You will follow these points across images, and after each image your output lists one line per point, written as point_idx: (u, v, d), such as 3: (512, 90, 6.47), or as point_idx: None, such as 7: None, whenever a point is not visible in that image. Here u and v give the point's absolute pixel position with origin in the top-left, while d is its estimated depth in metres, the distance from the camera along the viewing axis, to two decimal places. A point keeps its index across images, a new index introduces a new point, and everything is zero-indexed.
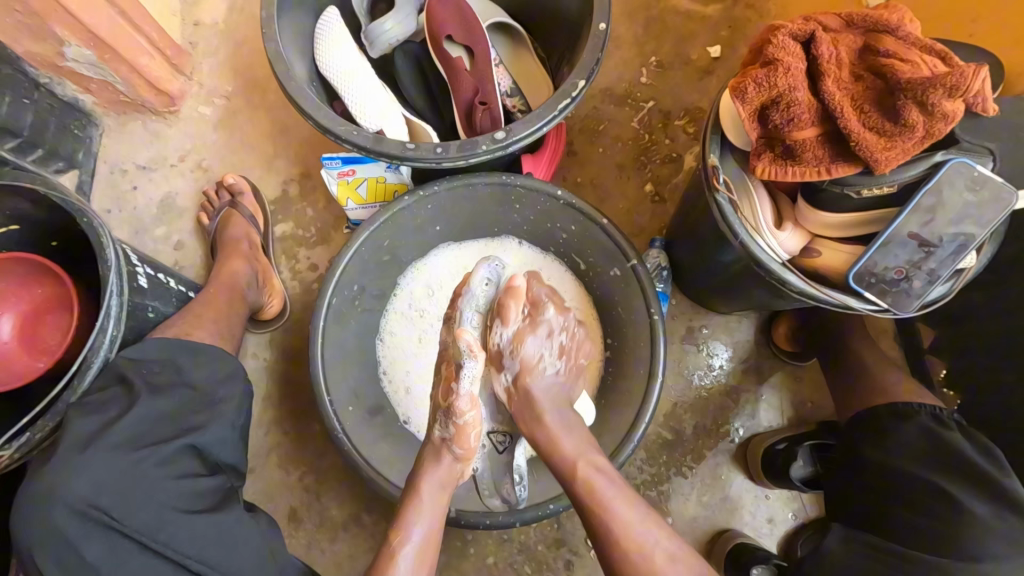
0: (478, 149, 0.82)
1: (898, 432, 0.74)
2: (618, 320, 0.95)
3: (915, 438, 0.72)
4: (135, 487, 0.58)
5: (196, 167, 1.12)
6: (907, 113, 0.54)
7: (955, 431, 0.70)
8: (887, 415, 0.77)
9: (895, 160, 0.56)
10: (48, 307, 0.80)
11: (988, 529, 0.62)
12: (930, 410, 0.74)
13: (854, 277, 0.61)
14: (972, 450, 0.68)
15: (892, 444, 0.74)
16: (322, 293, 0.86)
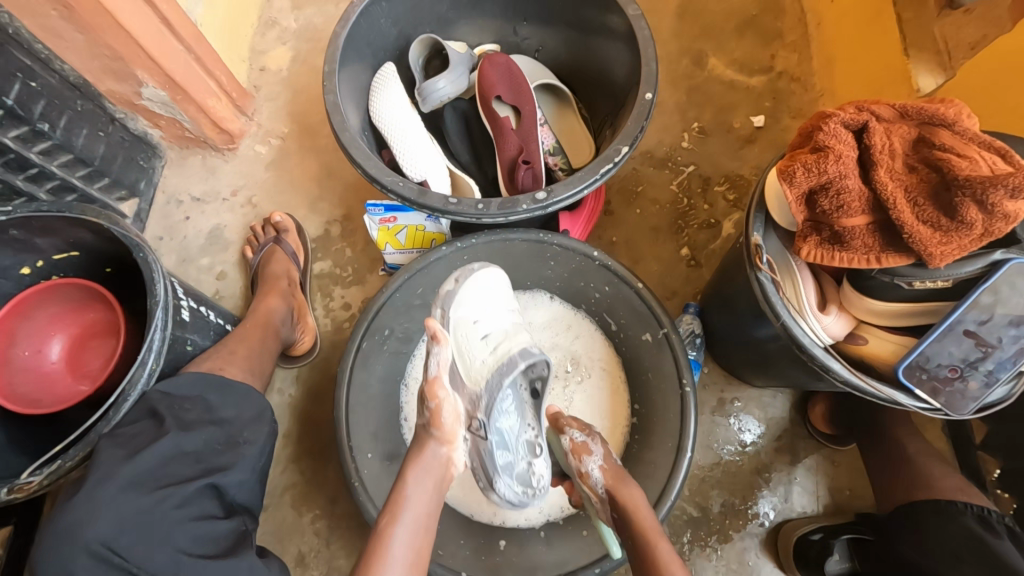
0: (519, 207, 0.84)
1: (942, 532, 0.70)
2: (647, 386, 0.93)
3: (960, 540, 0.67)
4: (155, 528, 0.57)
5: (246, 202, 1.17)
6: (965, 211, 0.52)
7: (1003, 539, 0.65)
8: (932, 513, 0.72)
9: (951, 256, 0.54)
10: (93, 335, 0.84)
11: None
12: (976, 511, 0.69)
13: (904, 370, 0.58)
14: (1019, 558, 0.63)
15: (938, 544, 0.69)
16: (353, 335, 0.87)
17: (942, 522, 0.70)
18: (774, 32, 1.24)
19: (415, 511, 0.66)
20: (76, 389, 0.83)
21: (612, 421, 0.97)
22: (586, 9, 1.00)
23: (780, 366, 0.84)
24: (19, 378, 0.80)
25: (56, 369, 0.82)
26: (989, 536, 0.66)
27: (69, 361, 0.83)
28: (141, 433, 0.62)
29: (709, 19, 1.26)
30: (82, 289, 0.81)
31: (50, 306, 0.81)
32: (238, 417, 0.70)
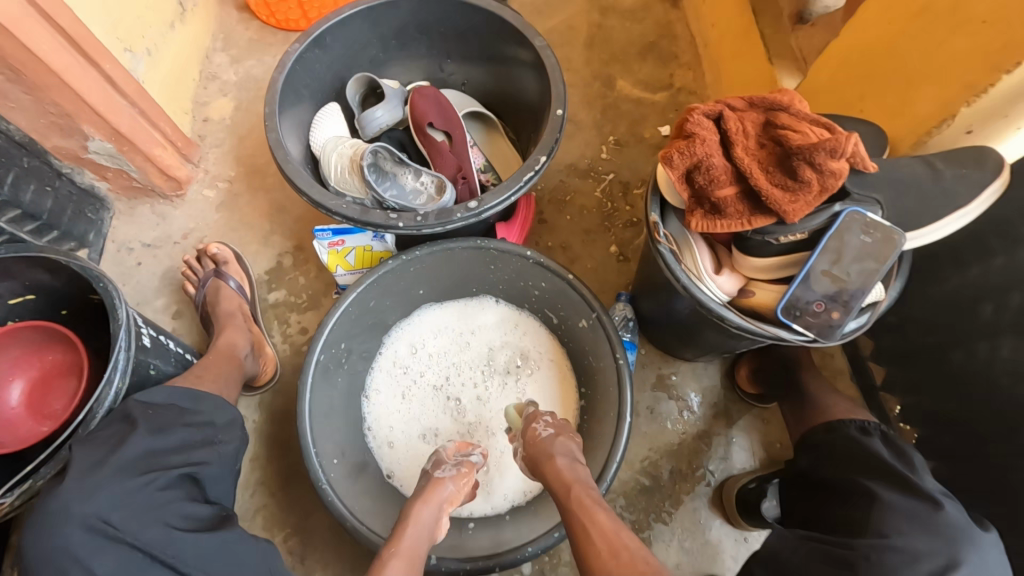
0: (454, 217, 0.93)
1: (831, 446, 0.79)
2: (589, 369, 1.02)
3: (845, 447, 0.77)
4: (142, 507, 0.62)
5: (198, 243, 1.22)
6: (803, 173, 0.65)
7: (875, 437, 0.75)
8: (823, 432, 0.82)
9: (800, 212, 0.66)
10: (55, 374, 0.86)
11: (890, 510, 0.64)
12: (856, 422, 0.79)
13: (782, 311, 0.70)
14: (886, 453, 0.72)
15: (828, 456, 0.78)
16: (311, 348, 0.92)
17: (831, 436, 0.80)
18: (670, 54, 1.42)
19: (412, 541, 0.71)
20: (37, 430, 0.83)
21: (563, 406, 1.05)
22: (501, 43, 1.13)
23: (698, 333, 0.95)
24: None
25: (16, 412, 0.84)
26: (865, 441, 0.75)
27: (30, 403, 0.85)
28: (120, 438, 0.65)
29: (614, 47, 1.43)
30: (42, 332, 0.85)
31: (12, 349, 0.84)
32: (203, 425, 0.74)
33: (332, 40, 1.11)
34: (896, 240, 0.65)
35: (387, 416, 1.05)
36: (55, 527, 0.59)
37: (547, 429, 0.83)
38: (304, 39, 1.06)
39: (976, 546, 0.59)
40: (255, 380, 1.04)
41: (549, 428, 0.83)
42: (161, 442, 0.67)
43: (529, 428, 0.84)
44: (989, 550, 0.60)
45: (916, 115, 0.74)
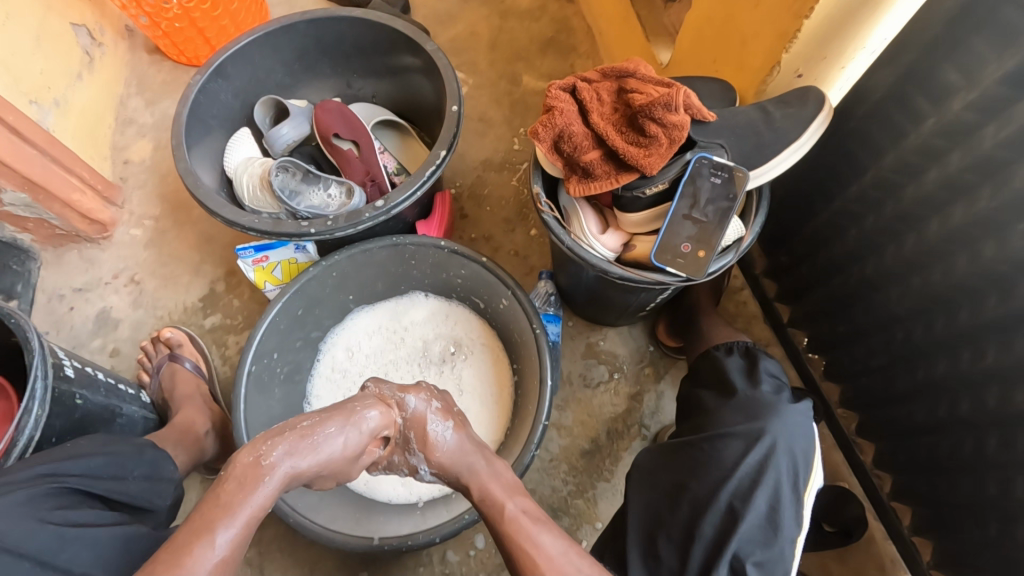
0: (364, 216, 0.98)
1: (695, 366, 0.84)
2: (516, 345, 1.07)
3: (704, 365, 0.82)
4: (27, 514, 0.59)
5: (129, 282, 1.24)
6: (650, 128, 0.72)
7: (732, 352, 0.80)
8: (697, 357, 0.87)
9: (655, 163, 0.73)
10: None
11: (721, 415, 0.71)
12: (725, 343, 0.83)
13: (657, 255, 0.76)
14: (735, 367, 0.78)
15: (695, 374, 0.83)
16: (242, 361, 0.95)
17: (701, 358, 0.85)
18: (568, 46, 1.50)
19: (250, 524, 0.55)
20: None
21: (499, 385, 1.11)
22: (396, 53, 1.20)
23: (608, 297, 1.00)
24: None
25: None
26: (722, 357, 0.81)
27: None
28: (57, 451, 0.68)
29: (515, 46, 1.50)
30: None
31: None
32: (135, 439, 0.76)
33: (233, 69, 1.16)
34: (743, 177, 0.73)
35: None
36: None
37: (444, 426, 0.69)
38: (204, 70, 1.11)
39: (781, 417, 0.68)
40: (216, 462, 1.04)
41: (447, 425, 0.69)
42: (73, 465, 0.67)
43: (416, 421, 0.69)
44: (796, 421, 0.68)
45: (749, 68, 0.83)
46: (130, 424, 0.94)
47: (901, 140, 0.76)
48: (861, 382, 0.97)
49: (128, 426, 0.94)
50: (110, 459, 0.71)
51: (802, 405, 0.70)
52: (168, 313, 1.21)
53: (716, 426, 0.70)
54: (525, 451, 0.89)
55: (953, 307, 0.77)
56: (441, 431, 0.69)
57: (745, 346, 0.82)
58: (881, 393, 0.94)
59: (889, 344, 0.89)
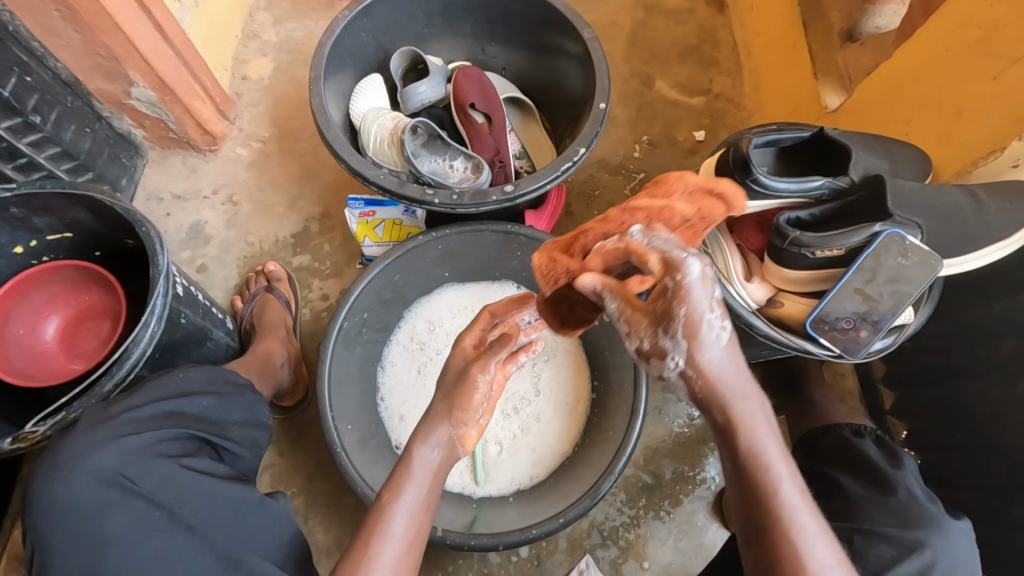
0: (489, 199, 0.94)
1: (818, 439, 0.81)
2: (604, 363, 1.02)
3: (834, 443, 0.78)
4: (147, 461, 0.58)
5: (226, 200, 1.22)
6: None
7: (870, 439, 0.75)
8: (818, 432, 0.82)
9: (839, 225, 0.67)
10: (91, 316, 0.86)
11: (867, 505, 0.67)
12: (852, 425, 0.79)
13: (811, 324, 0.72)
14: (872, 449, 0.74)
15: (817, 449, 0.79)
16: (335, 316, 0.94)
17: (824, 434, 0.81)
18: (711, 59, 1.41)
19: (420, 484, 0.58)
20: (69, 368, 0.84)
21: (574, 396, 1.06)
22: (548, 31, 1.13)
23: None
24: (15, 355, 0.82)
25: (49, 347, 0.84)
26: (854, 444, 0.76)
27: (61, 342, 0.85)
28: (163, 383, 0.66)
29: (655, 46, 1.42)
30: (83, 273, 0.84)
31: (51, 285, 0.83)
32: (235, 381, 0.73)
33: (380, 10, 1.11)
34: (934, 266, 0.67)
35: (399, 389, 1.06)
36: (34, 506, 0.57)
37: (720, 326, 0.47)
38: (353, 7, 1.06)
39: (943, 534, 0.63)
40: (281, 401, 1.02)
41: (725, 326, 0.47)
42: (177, 406, 0.65)
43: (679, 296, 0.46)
44: (958, 541, 0.63)
45: (960, 142, 0.75)
46: (216, 350, 0.93)
47: None
48: (960, 497, 0.89)
49: (214, 351, 0.92)
50: (219, 402, 0.69)
51: (964, 524, 0.64)
52: (259, 242, 1.19)
53: (859, 515, 0.66)
54: (604, 480, 0.86)
55: None
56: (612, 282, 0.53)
57: (875, 434, 0.77)
58: (983, 515, 0.85)
59: (1013, 470, 0.82)
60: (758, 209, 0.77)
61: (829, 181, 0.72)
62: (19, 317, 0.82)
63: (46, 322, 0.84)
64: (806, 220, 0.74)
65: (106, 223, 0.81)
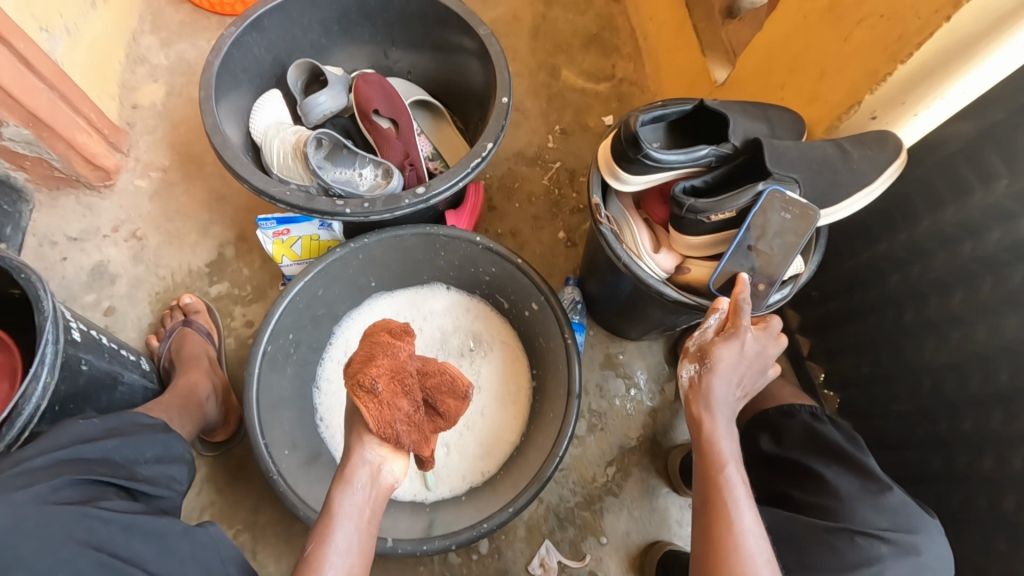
0: (402, 203, 0.93)
1: (784, 426, 0.85)
2: (540, 350, 1.05)
3: (799, 431, 0.83)
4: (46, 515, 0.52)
5: (130, 235, 1.15)
6: None
7: (828, 424, 0.83)
8: (776, 414, 0.88)
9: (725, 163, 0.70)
10: None
11: (856, 502, 0.72)
12: (807, 408, 0.86)
13: (714, 284, 0.77)
14: (840, 439, 0.80)
15: (784, 437, 0.84)
16: (257, 340, 0.90)
17: (784, 418, 0.86)
18: (612, 46, 1.46)
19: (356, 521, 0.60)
20: None
21: (516, 385, 1.08)
22: (445, 31, 1.14)
23: (640, 308, 0.98)
24: None
25: None
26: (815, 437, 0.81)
27: None
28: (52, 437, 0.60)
29: (557, 38, 1.45)
30: None
31: None
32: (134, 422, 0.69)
33: (270, 23, 1.08)
34: (812, 217, 0.73)
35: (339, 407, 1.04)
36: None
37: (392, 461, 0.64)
38: (240, 22, 1.03)
39: (929, 536, 0.70)
40: (213, 436, 0.98)
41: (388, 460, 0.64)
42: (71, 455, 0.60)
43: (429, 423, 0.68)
44: (937, 540, 0.70)
45: (828, 100, 0.81)
46: (131, 393, 0.87)
47: (965, 197, 0.78)
48: (876, 424, 0.97)
49: (129, 395, 0.87)
50: (125, 442, 0.66)
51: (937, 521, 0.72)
52: (171, 275, 1.13)
53: (847, 514, 0.71)
54: (548, 463, 0.87)
55: (990, 367, 0.79)
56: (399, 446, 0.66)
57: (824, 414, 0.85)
58: (896, 438, 0.93)
59: (914, 393, 0.90)
60: (658, 180, 0.80)
61: (715, 148, 0.77)
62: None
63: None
64: (700, 186, 0.79)
65: None
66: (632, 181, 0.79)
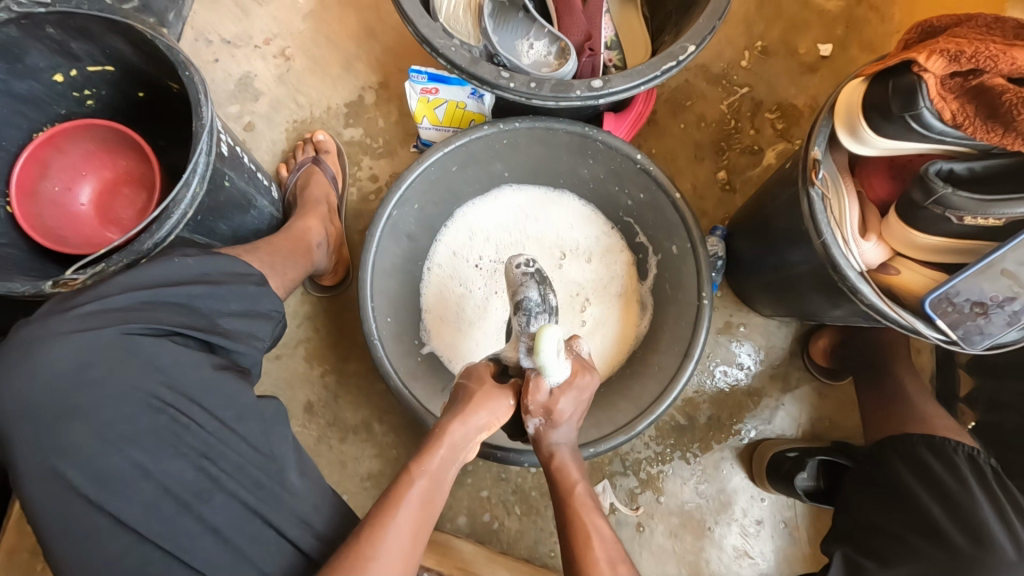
0: (571, 93, 0.80)
1: (927, 462, 0.72)
2: (665, 297, 0.95)
3: (945, 473, 0.70)
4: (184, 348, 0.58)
5: (278, 53, 1.11)
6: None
7: (988, 474, 0.69)
8: (924, 446, 0.74)
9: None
10: (128, 182, 0.83)
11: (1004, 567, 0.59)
12: (966, 450, 0.71)
13: (929, 302, 0.60)
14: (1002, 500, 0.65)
15: (927, 472, 0.71)
16: (384, 203, 0.87)
17: (930, 452, 0.73)
18: None
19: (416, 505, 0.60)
20: (103, 235, 0.82)
21: (622, 326, 0.99)
22: None
23: (801, 293, 0.84)
24: (47, 210, 0.78)
25: (86, 212, 0.82)
26: (963, 488, 0.67)
27: (98, 206, 0.83)
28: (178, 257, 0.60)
29: None
30: (117, 133, 0.80)
31: (85, 143, 0.80)
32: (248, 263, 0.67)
33: None
34: None
35: (442, 294, 1.01)
36: (49, 341, 0.54)
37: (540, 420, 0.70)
38: None
39: None
40: (322, 279, 0.99)
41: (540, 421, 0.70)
42: (222, 265, 0.64)
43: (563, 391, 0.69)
44: None
45: None
46: (259, 219, 0.88)
47: None
48: None
49: (257, 221, 0.88)
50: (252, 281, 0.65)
51: None
52: (310, 106, 1.10)
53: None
54: (641, 419, 0.82)
55: None
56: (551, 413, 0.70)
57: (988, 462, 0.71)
58: None
59: None
60: (904, 150, 0.62)
61: None
62: (54, 173, 0.79)
63: (83, 184, 0.81)
64: (959, 174, 0.61)
65: (151, 61, 0.73)
66: (870, 143, 0.63)
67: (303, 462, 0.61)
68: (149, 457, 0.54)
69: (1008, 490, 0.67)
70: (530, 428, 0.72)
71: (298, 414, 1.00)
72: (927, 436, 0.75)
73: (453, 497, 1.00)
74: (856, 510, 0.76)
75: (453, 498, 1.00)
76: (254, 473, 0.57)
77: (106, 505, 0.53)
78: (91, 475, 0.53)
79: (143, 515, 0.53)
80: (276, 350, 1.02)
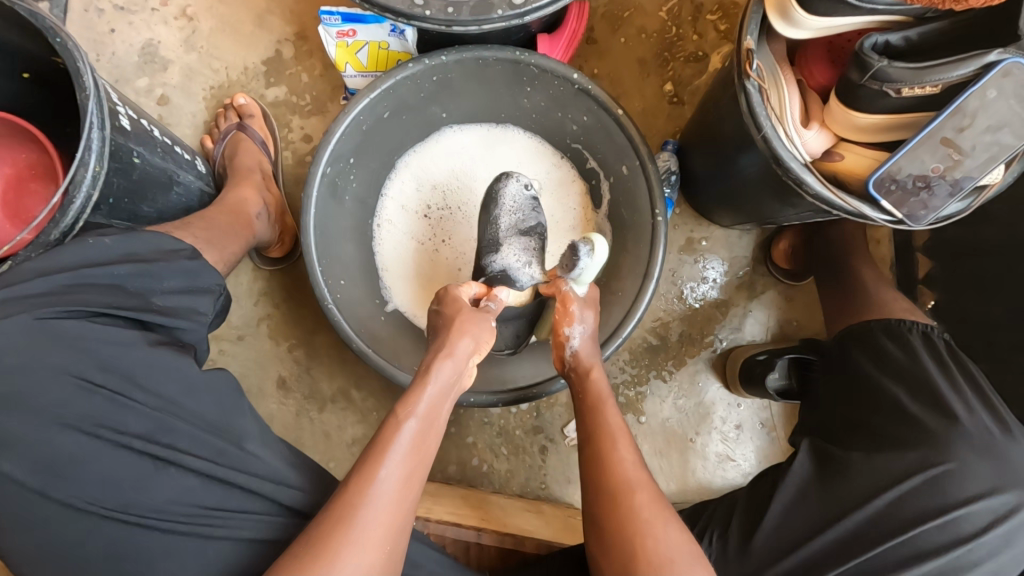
0: (493, 14, 0.74)
1: (887, 349, 0.73)
2: (622, 222, 0.93)
3: (904, 356, 0.72)
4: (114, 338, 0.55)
5: (180, 14, 1.02)
6: None
7: (944, 349, 0.71)
8: (883, 333, 0.75)
9: None
10: (31, 176, 0.80)
11: (961, 434, 0.63)
12: (921, 329, 0.74)
13: (873, 184, 0.60)
14: (959, 377, 0.68)
15: (888, 359, 0.72)
16: (316, 160, 0.82)
17: (888, 339, 0.74)
18: None
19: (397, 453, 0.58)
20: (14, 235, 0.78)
21: None
22: None
23: (754, 198, 0.82)
24: None
25: None
26: (923, 371, 0.69)
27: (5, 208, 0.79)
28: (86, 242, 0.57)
29: None
30: (5, 124, 0.78)
31: None
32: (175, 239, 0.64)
33: None
34: None
35: (396, 250, 0.98)
36: None
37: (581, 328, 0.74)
38: None
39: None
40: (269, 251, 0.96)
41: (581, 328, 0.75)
42: (151, 242, 0.61)
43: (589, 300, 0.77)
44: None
45: None
46: (187, 197, 0.83)
47: None
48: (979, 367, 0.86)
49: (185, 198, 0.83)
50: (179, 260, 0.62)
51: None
52: (225, 69, 1.02)
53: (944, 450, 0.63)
54: (609, 343, 0.82)
55: None
56: (583, 318, 0.75)
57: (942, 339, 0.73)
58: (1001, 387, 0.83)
59: None
60: (840, 27, 0.59)
61: None
62: None
63: None
64: (895, 45, 0.58)
65: (22, 34, 0.65)
66: (803, 25, 0.59)
67: (268, 434, 0.60)
68: (96, 439, 0.53)
69: (961, 362, 0.70)
70: (571, 342, 0.75)
71: (271, 390, 0.99)
72: (885, 322, 0.76)
73: (441, 448, 1.01)
74: (820, 403, 0.78)
75: (441, 448, 1.01)
76: (214, 444, 0.56)
77: (57, 496, 0.51)
78: (36, 462, 0.51)
79: (99, 493, 0.52)
80: (237, 331, 0.99)
